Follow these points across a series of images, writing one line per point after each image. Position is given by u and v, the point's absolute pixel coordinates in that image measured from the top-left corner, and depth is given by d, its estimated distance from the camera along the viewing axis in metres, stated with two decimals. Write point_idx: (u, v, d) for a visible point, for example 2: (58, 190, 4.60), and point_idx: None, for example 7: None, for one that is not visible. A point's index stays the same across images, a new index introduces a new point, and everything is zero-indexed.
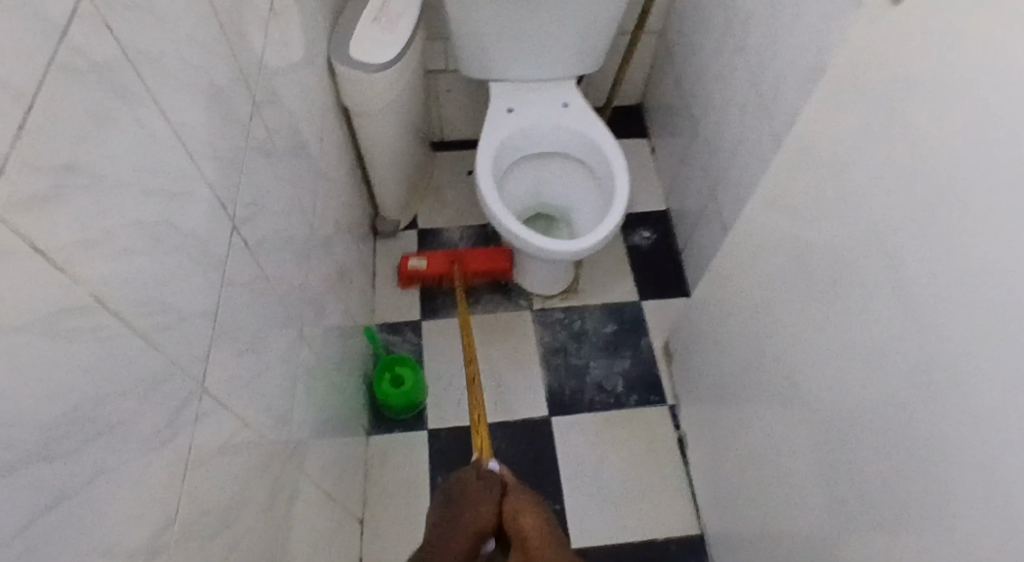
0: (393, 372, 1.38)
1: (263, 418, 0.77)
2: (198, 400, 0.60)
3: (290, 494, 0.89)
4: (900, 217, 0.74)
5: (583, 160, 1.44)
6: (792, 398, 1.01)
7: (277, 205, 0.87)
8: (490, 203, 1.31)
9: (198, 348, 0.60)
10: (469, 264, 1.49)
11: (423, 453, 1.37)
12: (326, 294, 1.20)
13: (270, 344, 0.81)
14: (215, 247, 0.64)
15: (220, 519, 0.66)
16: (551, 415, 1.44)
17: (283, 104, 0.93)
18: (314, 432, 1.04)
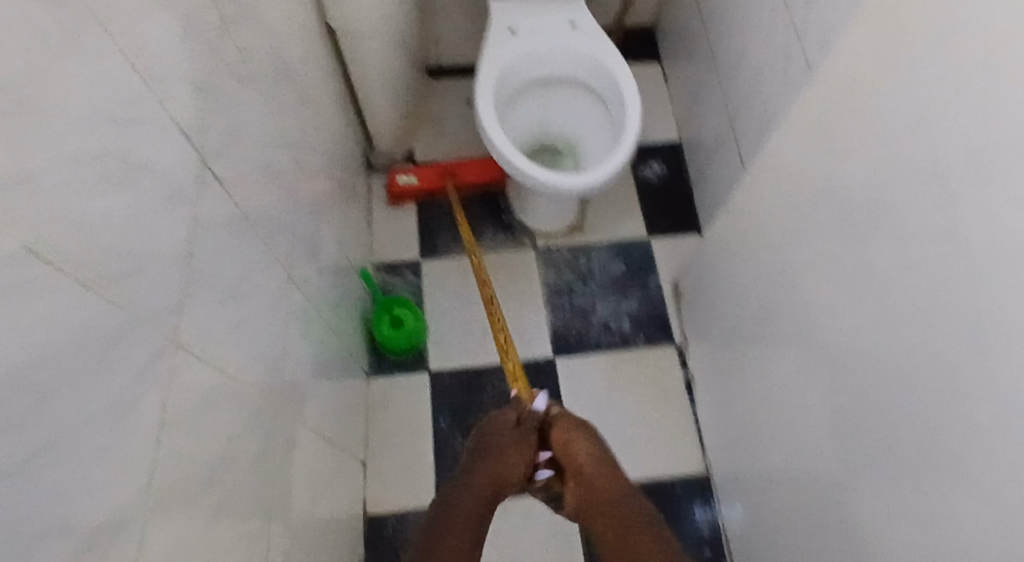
0: (392, 314, 1.32)
1: (247, 368, 0.72)
2: (170, 354, 0.54)
3: (283, 445, 0.84)
4: (934, 147, 0.66)
5: (593, 86, 1.34)
6: (810, 342, 0.95)
7: (257, 136, 0.79)
8: (492, 133, 1.22)
9: (166, 296, 0.53)
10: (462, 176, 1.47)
11: (424, 396, 1.33)
12: (319, 232, 1.14)
13: (255, 288, 0.75)
14: (181, 183, 0.57)
15: (205, 479, 0.61)
16: (556, 356, 1.39)
17: (260, 24, 0.84)
18: (309, 378, 0.99)
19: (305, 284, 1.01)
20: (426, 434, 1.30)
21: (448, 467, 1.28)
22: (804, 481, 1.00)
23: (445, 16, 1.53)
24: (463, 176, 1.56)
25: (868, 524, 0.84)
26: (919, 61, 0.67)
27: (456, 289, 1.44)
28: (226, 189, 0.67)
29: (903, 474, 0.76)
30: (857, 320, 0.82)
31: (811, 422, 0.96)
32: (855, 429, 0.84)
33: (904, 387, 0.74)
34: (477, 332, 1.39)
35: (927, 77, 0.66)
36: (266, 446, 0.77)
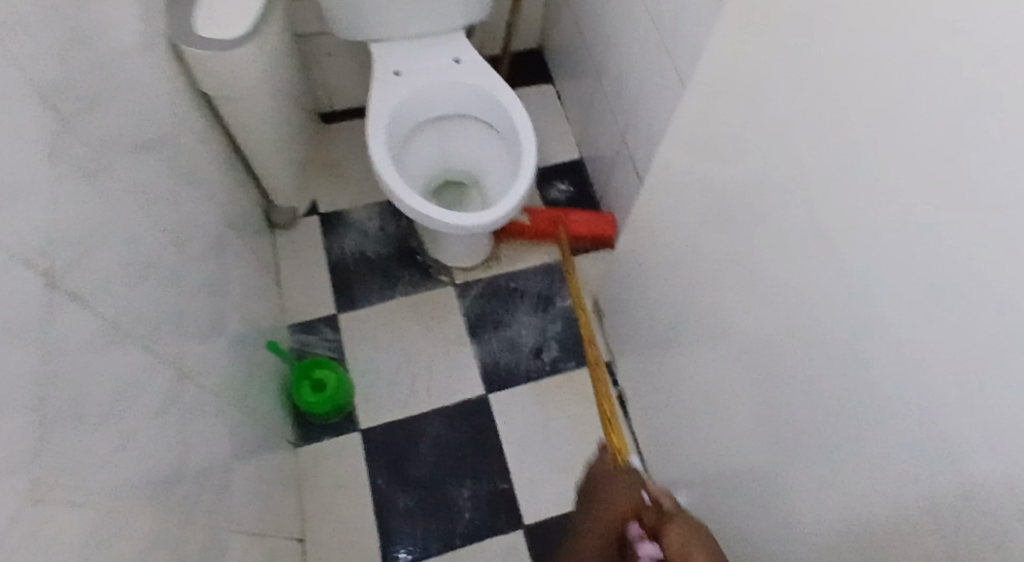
0: (311, 378, 1.27)
1: (136, 488, 0.66)
2: (33, 505, 0.49)
3: (199, 552, 0.79)
4: (798, 164, 0.67)
5: (486, 119, 1.33)
6: (721, 359, 0.95)
7: (124, 230, 0.74)
8: (389, 181, 1.19)
9: (22, 442, 0.49)
10: (575, 226, 1.47)
11: (358, 455, 1.28)
12: (218, 308, 1.08)
13: (139, 397, 0.70)
14: (27, 310, 0.52)
15: None
16: (489, 392, 1.36)
17: (114, 110, 0.79)
18: (225, 469, 0.93)
19: (209, 372, 0.95)
20: (364, 495, 1.25)
21: (392, 526, 1.23)
22: None
23: (330, 61, 1.50)
24: (371, 221, 1.52)
25: None
26: (776, 81, 0.68)
27: (378, 338, 1.40)
28: (85, 301, 0.62)
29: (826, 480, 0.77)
30: (757, 333, 0.82)
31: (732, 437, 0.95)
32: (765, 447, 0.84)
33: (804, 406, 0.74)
34: (404, 380, 1.36)
35: (786, 96, 0.67)
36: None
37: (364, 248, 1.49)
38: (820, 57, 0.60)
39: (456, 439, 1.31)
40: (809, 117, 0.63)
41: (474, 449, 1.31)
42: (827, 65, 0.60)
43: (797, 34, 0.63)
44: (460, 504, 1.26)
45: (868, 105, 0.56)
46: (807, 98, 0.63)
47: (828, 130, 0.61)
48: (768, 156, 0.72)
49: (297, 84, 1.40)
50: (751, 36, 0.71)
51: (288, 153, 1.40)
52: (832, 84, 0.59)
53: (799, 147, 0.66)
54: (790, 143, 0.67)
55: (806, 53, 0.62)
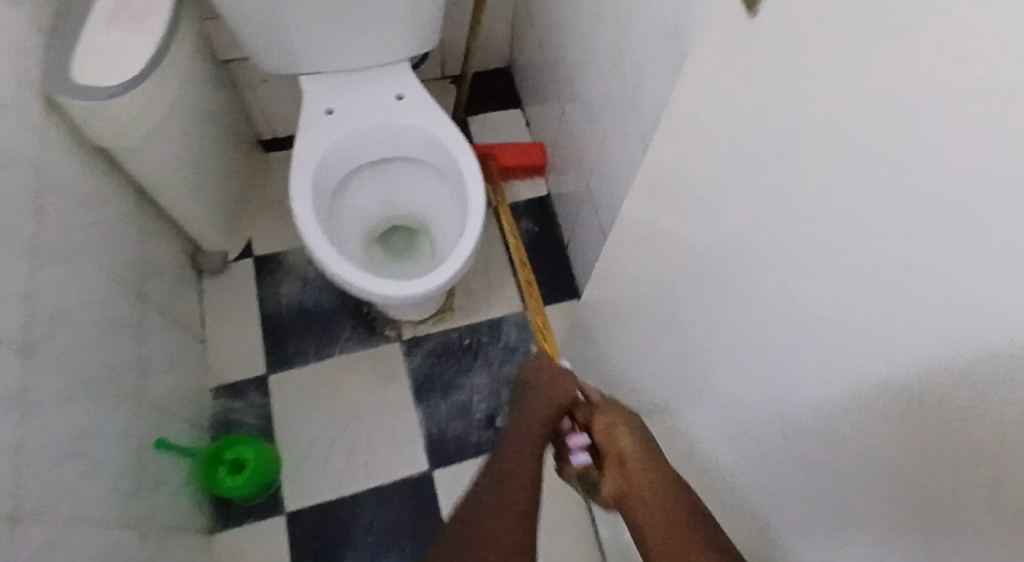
0: (227, 460, 1.12)
1: None
2: None
3: None
4: (761, 308, 0.52)
5: (433, 162, 1.17)
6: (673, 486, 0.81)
7: None
8: (315, 243, 1.04)
9: None
10: (506, 157, 1.44)
11: (283, 543, 1.15)
12: (117, 396, 0.93)
13: None
14: None
15: None
16: (434, 468, 1.22)
17: None
18: None
19: (77, 489, 0.80)
20: None
21: None
22: None
23: (265, 86, 1.34)
24: (311, 266, 1.37)
25: None
26: (727, 198, 0.53)
27: (312, 402, 1.25)
28: None
29: None
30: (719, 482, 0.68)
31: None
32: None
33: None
34: (339, 453, 1.22)
35: (742, 221, 0.51)
36: None
37: (302, 298, 1.34)
38: (784, 190, 0.45)
39: (394, 523, 1.18)
40: (772, 257, 0.48)
41: (415, 535, 1.17)
42: (792, 202, 0.44)
43: (754, 151, 0.48)
44: None
45: (849, 270, 0.41)
46: (770, 233, 0.48)
47: (798, 283, 0.46)
48: (720, 289, 0.57)
49: (223, 117, 1.24)
50: (700, 137, 0.55)
51: (213, 194, 1.25)
52: (801, 228, 0.44)
53: (762, 288, 0.51)
54: (750, 280, 0.52)
55: (765, 179, 0.47)
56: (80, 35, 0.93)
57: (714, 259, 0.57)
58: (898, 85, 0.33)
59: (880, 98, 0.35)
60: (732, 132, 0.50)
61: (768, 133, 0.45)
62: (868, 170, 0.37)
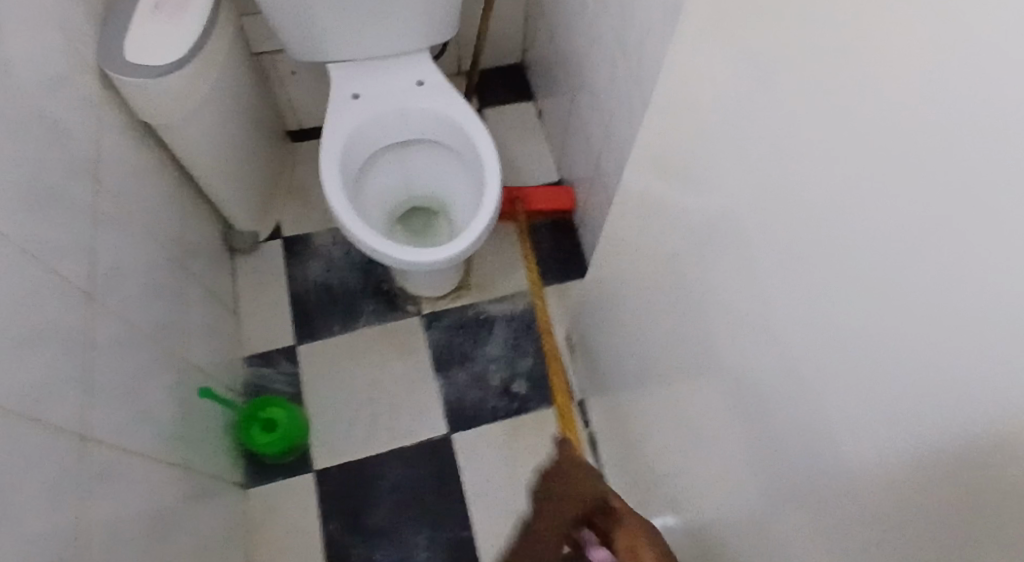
0: (260, 418, 1.20)
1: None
2: None
3: None
4: (734, 240, 0.57)
5: (451, 144, 1.25)
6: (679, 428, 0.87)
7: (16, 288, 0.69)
8: (342, 214, 1.12)
9: None
10: (537, 201, 1.45)
11: (312, 499, 1.22)
12: (163, 350, 1.02)
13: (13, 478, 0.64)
14: None
15: None
16: (453, 432, 1.29)
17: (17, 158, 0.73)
18: (150, 527, 0.87)
19: (135, 424, 0.89)
20: (317, 541, 1.19)
21: None
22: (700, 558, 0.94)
23: (293, 78, 1.44)
24: (335, 247, 1.45)
25: None
26: (714, 139, 0.59)
27: (339, 371, 1.34)
28: None
29: None
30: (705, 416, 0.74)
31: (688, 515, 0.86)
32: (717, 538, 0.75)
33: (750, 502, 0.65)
34: (363, 418, 1.30)
35: (724, 160, 0.57)
36: None
37: (327, 276, 1.43)
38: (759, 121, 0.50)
39: (416, 481, 1.25)
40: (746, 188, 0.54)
41: (434, 492, 1.24)
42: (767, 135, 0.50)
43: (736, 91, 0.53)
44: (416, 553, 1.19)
45: (807, 183, 0.46)
46: (745, 166, 0.54)
47: (768, 208, 0.52)
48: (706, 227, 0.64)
49: (254, 104, 1.34)
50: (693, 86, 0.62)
51: (245, 175, 1.34)
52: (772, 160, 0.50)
53: (733, 218, 0.57)
54: (726, 210, 0.58)
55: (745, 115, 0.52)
56: (129, 21, 1.03)
57: (699, 197, 0.64)
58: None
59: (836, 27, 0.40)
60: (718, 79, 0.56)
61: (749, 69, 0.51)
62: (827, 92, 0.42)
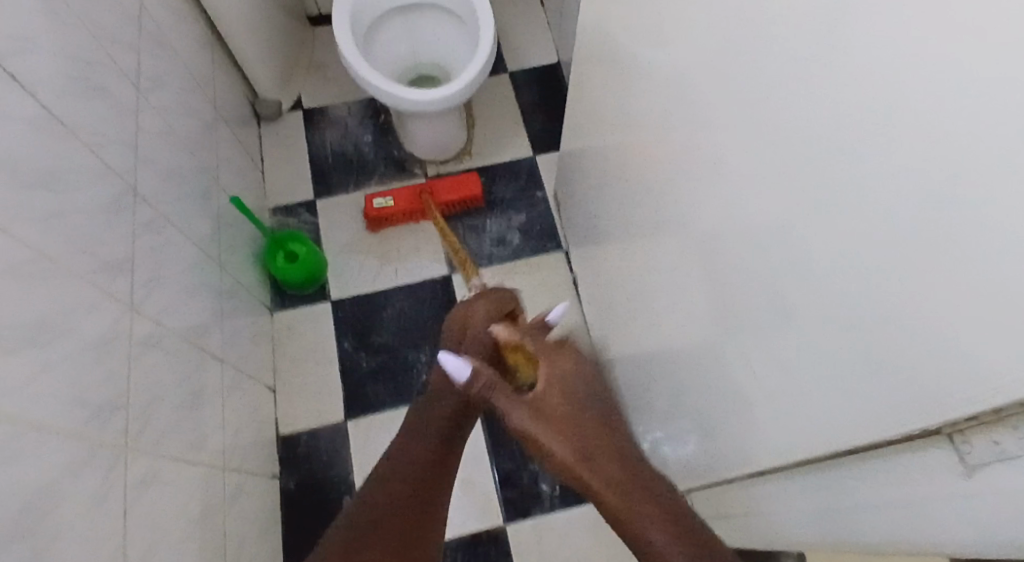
0: (285, 249, 1.37)
1: (111, 283, 0.78)
2: (33, 260, 0.64)
3: (169, 357, 0.92)
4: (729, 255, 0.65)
5: (449, 5, 1.38)
6: (632, 218, 0.99)
7: (96, 74, 0.84)
8: (354, 63, 1.27)
9: (17, 211, 0.63)
10: (443, 194, 1.46)
11: (329, 322, 1.40)
12: (206, 174, 1.18)
13: (114, 220, 0.81)
14: (16, 115, 0.65)
15: (84, 376, 0.70)
16: (452, 274, 1.45)
17: None
18: (202, 306, 1.06)
19: (187, 221, 1.06)
20: (334, 355, 1.38)
21: (360, 386, 1.35)
22: (644, 339, 1.08)
23: None
24: (351, 118, 1.60)
25: (672, 349, 0.92)
26: (714, 94, 0.57)
27: (352, 222, 1.50)
28: (55, 112, 0.72)
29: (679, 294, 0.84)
30: (646, 181, 0.85)
31: (647, 287, 0.98)
32: (667, 295, 0.87)
33: (672, 231, 0.78)
34: (374, 262, 1.46)
35: (726, 115, 0.56)
36: (146, 352, 0.85)
37: (343, 143, 1.58)
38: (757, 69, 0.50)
39: (418, 313, 1.41)
40: (745, 136, 0.53)
41: (434, 321, 1.41)
42: (765, 71, 0.49)
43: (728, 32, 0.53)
44: (418, 368, 1.36)
45: None
46: (746, 115, 0.53)
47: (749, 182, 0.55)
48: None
49: None
50: None
51: (268, 47, 1.48)
52: (785, 91, 0.47)
53: (733, 165, 0.56)
54: (727, 165, 0.58)
55: (741, 58, 0.51)
56: None
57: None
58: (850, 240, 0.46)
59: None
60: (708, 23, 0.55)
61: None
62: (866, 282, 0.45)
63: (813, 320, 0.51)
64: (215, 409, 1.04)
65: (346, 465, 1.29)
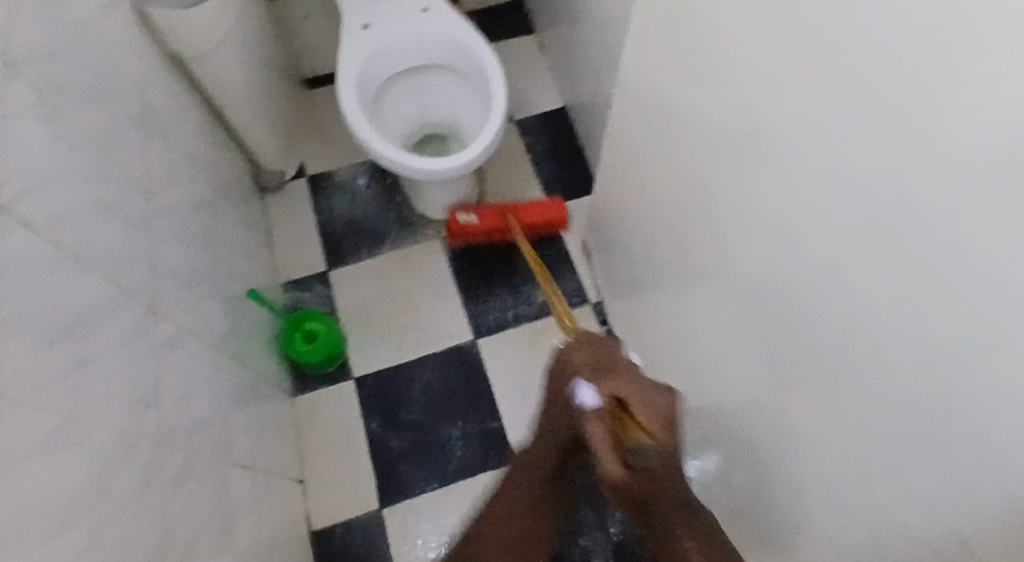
0: (303, 329, 1.30)
1: (143, 420, 0.73)
2: (65, 425, 0.59)
3: (203, 480, 0.85)
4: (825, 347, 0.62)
5: (459, 67, 1.33)
6: (688, 288, 0.94)
7: (107, 193, 0.78)
8: (365, 136, 1.21)
9: (46, 374, 0.58)
10: (529, 212, 1.41)
11: (354, 401, 1.33)
12: (220, 266, 1.12)
13: (139, 350, 0.75)
14: (33, 266, 0.60)
15: (126, 536, 0.65)
16: (478, 338, 1.38)
17: (90, 79, 0.81)
18: (229, 412, 1.00)
19: (207, 324, 1.00)
20: (362, 437, 1.31)
21: (393, 469, 1.28)
22: (697, 411, 1.02)
23: (306, 22, 1.50)
24: (358, 182, 1.54)
25: (743, 430, 0.86)
26: (834, 204, 0.56)
27: (369, 292, 1.43)
28: (71, 249, 0.67)
29: (753, 377, 0.79)
30: (723, 262, 0.80)
31: (710, 362, 0.92)
32: (742, 380, 0.82)
33: (760, 313, 0.73)
34: (395, 333, 1.39)
35: (856, 219, 0.54)
36: (181, 485, 0.79)
37: (352, 208, 1.52)
38: (906, 187, 0.48)
39: (447, 384, 1.35)
40: (876, 260, 0.53)
41: (465, 391, 1.34)
42: (916, 192, 0.48)
43: (870, 142, 0.51)
44: (452, 444, 1.30)
45: None
46: (888, 224, 0.51)
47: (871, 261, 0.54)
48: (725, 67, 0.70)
49: (274, 47, 1.41)
50: None
51: (270, 118, 1.42)
52: (913, 221, 0.48)
53: (852, 243, 0.55)
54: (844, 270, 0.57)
55: (879, 183, 0.51)
56: None
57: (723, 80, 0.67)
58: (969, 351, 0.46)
59: (998, 88, 0.40)
60: (825, 134, 0.55)
61: (880, 117, 0.49)
62: (992, 392, 0.45)
63: (938, 441, 0.50)
64: (250, 522, 0.98)
65: (385, 557, 1.22)
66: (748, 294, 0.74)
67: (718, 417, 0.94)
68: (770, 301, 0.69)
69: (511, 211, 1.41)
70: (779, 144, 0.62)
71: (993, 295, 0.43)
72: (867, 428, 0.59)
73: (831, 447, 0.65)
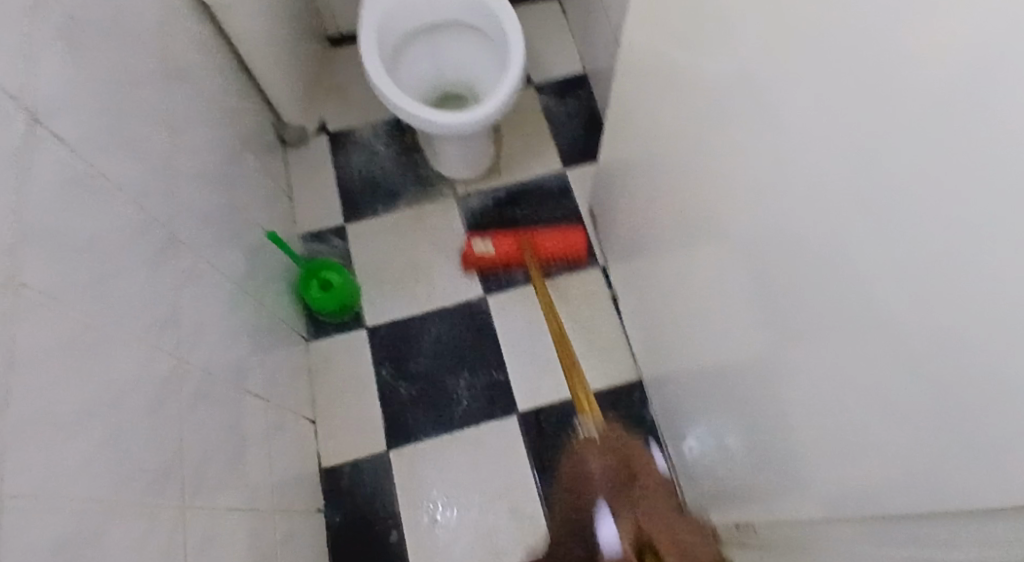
0: (318, 277, 1.35)
1: (162, 338, 0.77)
2: (88, 330, 0.63)
3: (218, 404, 0.90)
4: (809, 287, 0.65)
5: (476, 23, 1.35)
6: (688, 242, 0.96)
7: (134, 124, 0.82)
8: (384, 88, 1.24)
9: (72, 281, 0.63)
10: (547, 244, 1.41)
11: (365, 350, 1.38)
12: (240, 210, 1.16)
13: (160, 274, 0.80)
14: (63, 181, 0.65)
15: (143, 440, 0.70)
16: (488, 294, 1.42)
17: (121, 16, 0.85)
18: (245, 347, 1.05)
19: (226, 262, 1.05)
20: (372, 384, 1.36)
21: (400, 415, 1.33)
22: (696, 363, 1.05)
23: None
24: (377, 140, 1.58)
25: (736, 377, 0.89)
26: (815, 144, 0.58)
27: (384, 246, 1.47)
28: (99, 171, 0.71)
29: (745, 323, 0.81)
30: (719, 212, 0.82)
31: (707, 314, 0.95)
32: (736, 327, 0.84)
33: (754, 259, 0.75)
34: (407, 286, 1.43)
35: (840, 160, 0.56)
36: (197, 405, 0.84)
37: (370, 165, 1.55)
38: (882, 121, 0.50)
39: (456, 337, 1.39)
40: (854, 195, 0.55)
41: (473, 344, 1.38)
42: (892, 124, 0.49)
43: (848, 84, 0.53)
44: (458, 394, 1.34)
45: None
46: (866, 164, 0.53)
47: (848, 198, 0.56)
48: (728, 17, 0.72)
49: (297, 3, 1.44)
50: None
51: (293, 73, 1.46)
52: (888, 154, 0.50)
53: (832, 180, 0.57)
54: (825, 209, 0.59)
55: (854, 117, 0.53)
56: None
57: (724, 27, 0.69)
58: (942, 278, 0.48)
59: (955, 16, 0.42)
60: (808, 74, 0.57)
61: (856, 57, 0.51)
62: (963, 314, 0.47)
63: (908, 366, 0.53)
64: (262, 451, 1.03)
65: (390, 498, 1.27)
66: (741, 242, 0.77)
67: (715, 367, 0.97)
68: (762, 245, 0.72)
69: (528, 243, 1.39)
70: (768, 89, 0.64)
71: (964, 222, 0.45)
72: (848, 360, 0.61)
73: (818, 384, 0.68)
